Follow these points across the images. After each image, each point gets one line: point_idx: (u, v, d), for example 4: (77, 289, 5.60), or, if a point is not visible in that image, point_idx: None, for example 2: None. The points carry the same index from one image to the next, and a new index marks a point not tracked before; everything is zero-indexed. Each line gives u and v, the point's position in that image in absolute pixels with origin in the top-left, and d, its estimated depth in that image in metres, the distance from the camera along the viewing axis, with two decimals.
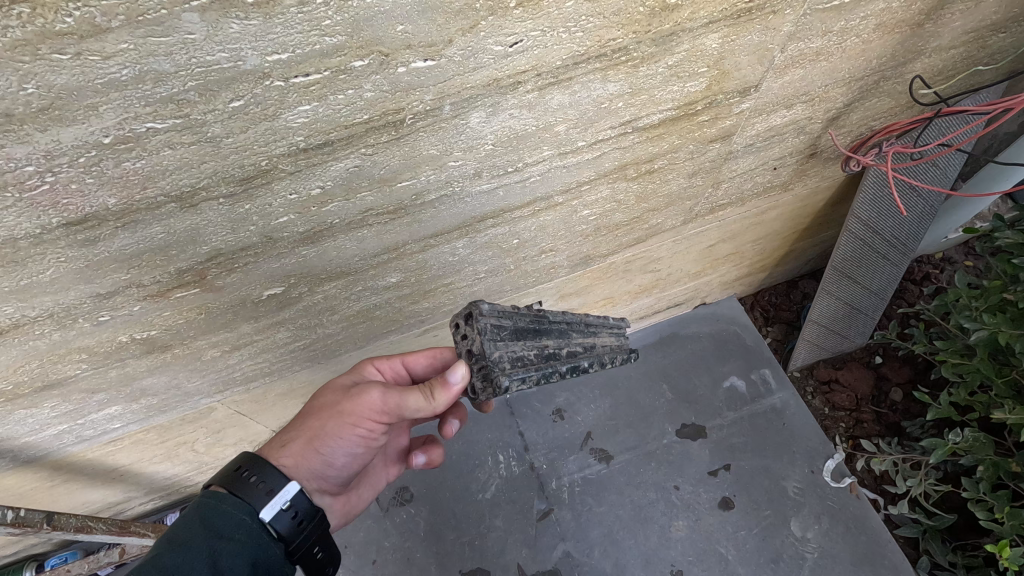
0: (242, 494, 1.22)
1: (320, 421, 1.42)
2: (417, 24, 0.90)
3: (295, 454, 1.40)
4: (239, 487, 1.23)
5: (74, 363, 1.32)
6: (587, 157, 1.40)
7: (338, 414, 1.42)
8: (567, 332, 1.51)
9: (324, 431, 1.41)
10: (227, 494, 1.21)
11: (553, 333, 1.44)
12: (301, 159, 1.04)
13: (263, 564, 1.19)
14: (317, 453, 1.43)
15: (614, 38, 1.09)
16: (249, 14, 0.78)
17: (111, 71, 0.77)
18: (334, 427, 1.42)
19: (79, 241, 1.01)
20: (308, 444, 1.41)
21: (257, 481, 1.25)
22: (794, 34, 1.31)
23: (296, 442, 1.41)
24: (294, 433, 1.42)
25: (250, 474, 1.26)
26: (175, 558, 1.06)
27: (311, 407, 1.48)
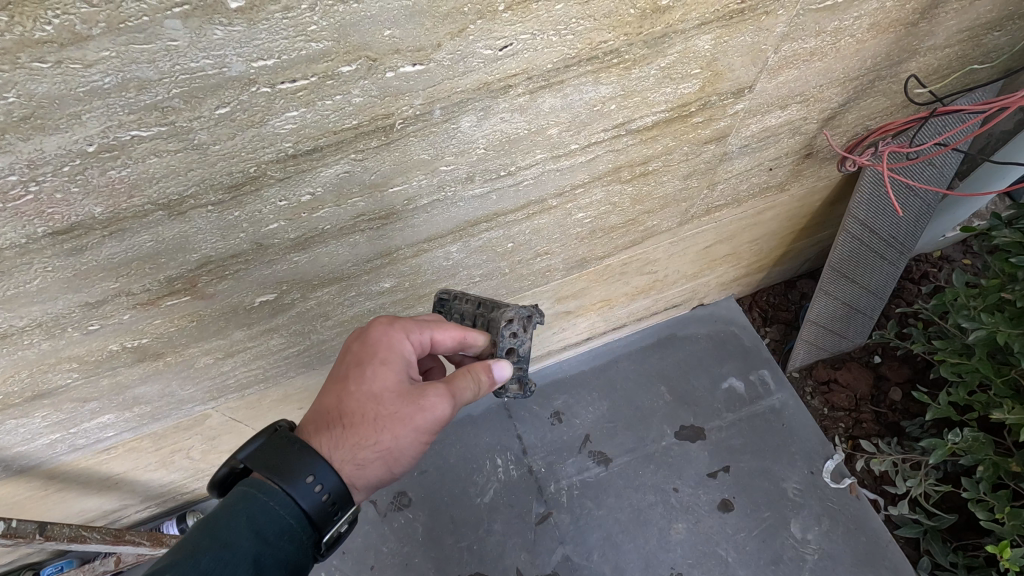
0: (295, 497, 1.13)
1: (397, 439, 1.25)
2: (405, 29, 0.89)
3: (370, 475, 1.27)
4: (293, 490, 1.13)
5: (64, 372, 1.31)
6: (581, 160, 1.39)
7: (414, 431, 1.27)
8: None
9: (397, 450, 1.27)
10: (280, 497, 1.12)
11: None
12: (291, 165, 1.03)
13: (299, 565, 1.14)
14: (389, 467, 1.30)
15: (605, 40, 1.08)
16: (232, 20, 0.77)
17: (93, 80, 0.76)
18: (407, 444, 1.27)
19: (65, 251, 1.00)
20: (381, 463, 1.27)
21: (313, 482, 1.14)
22: (787, 34, 1.30)
23: (367, 463, 1.25)
24: (369, 453, 1.24)
25: (308, 477, 1.14)
26: (212, 562, 1.01)
27: (361, 423, 1.25)
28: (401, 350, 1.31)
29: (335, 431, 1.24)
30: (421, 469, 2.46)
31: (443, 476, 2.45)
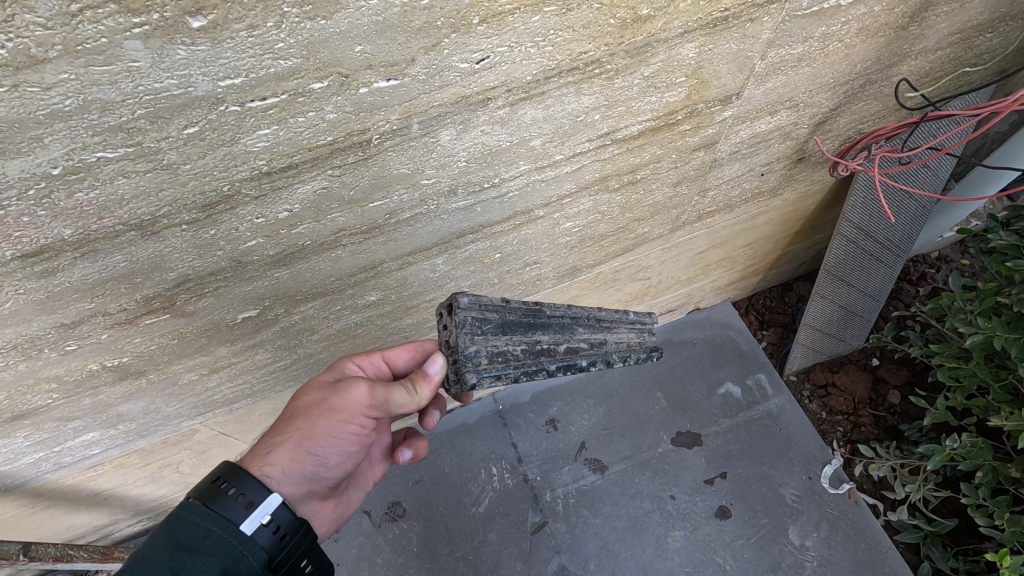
0: (216, 507, 1.08)
1: (312, 420, 1.28)
2: (376, 44, 0.87)
3: (283, 460, 1.25)
4: (214, 500, 1.09)
5: (44, 393, 1.29)
6: (566, 170, 1.37)
7: (332, 412, 1.28)
8: (571, 324, 1.40)
9: (313, 431, 1.27)
10: (199, 507, 1.07)
11: (552, 329, 1.35)
12: (266, 182, 1.01)
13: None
14: (309, 455, 1.29)
15: (585, 51, 1.06)
16: (195, 39, 0.75)
17: (53, 102, 0.74)
18: (323, 426, 1.28)
19: (36, 273, 0.98)
20: (298, 446, 1.27)
21: (234, 491, 1.11)
22: (774, 41, 1.28)
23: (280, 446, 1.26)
24: (283, 437, 1.27)
25: (225, 484, 1.12)
26: None
27: (286, 415, 1.32)
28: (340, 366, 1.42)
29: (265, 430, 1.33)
30: (415, 479, 2.44)
31: (437, 485, 2.42)
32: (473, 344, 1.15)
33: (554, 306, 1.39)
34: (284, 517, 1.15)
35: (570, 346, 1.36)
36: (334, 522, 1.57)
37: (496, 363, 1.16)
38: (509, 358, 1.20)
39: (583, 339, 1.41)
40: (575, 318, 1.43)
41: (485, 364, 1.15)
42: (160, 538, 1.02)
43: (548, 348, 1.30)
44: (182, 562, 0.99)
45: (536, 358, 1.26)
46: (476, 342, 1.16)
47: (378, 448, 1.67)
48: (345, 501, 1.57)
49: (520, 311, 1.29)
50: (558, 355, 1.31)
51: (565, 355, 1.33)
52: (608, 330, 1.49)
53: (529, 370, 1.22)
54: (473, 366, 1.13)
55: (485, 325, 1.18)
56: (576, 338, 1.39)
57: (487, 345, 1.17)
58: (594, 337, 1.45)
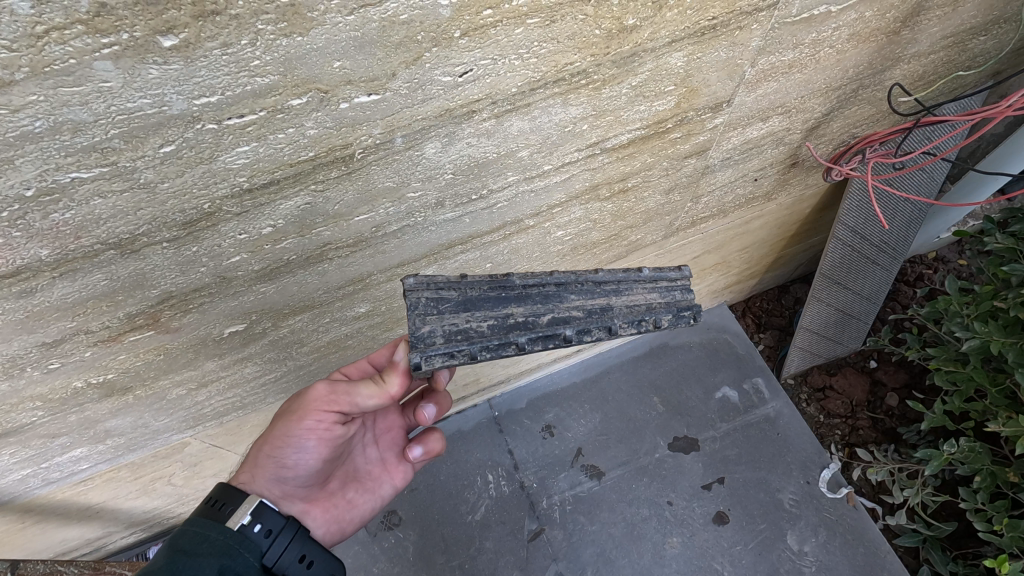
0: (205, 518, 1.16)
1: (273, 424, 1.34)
2: (356, 60, 0.85)
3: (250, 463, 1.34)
4: (204, 515, 1.17)
5: (28, 411, 1.27)
6: (556, 180, 1.36)
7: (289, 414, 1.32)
8: (558, 291, 1.22)
9: (273, 434, 1.33)
10: (195, 520, 1.14)
11: (531, 300, 1.19)
12: (247, 199, 0.99)
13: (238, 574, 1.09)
14: (270, 457, 1.33)
15: (571, 62, 1.05)
16: (167, 58, 0.73)
17: (22, 124, 0.73)
18: (280, 427, 1.32)
19: (14, 294, 0.96)
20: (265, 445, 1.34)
21: (219, 507, 1.19)
22: (764, 48, 1.26)
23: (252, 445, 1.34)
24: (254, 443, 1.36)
25: (212, 501, 1.20)
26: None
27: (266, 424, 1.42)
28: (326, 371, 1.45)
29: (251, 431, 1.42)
30: (411, 487, 2.42)
31: (433, 493, 2.40)
32: (425, 323, 1.09)
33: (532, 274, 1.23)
34: (272, 520, 1.21)
35: (556, 315, 1.18)
36: (332, 524, 1.51)
37: (452, 340, 1.08)
38: (471, 334, 1.11)
39: (576, 306, 1.21)
40: (564, 284, 1.24)
41: (440, 343, 1.08)
42: (161, 548, 1.07)
43: (525, 321, 1.15)
44: (184, 559, 1.04)
45: (507, 332, 1.13)
46: (430, 321, 1.10)
47: (390, 451, 1.62)
48: (342, 502, 1.52)
49: (485, 284, 1.19)
50: (540, 325, 1.15)
51: (548, 325, 1.16)
52: (616, 294, 1.28)
53: (492, 345, 1.10)
54: (419, 344, 1.06)
55: (442, 303, 1.13)
56: (566, 307, 1.20)
57: (442, 322, 1.10)
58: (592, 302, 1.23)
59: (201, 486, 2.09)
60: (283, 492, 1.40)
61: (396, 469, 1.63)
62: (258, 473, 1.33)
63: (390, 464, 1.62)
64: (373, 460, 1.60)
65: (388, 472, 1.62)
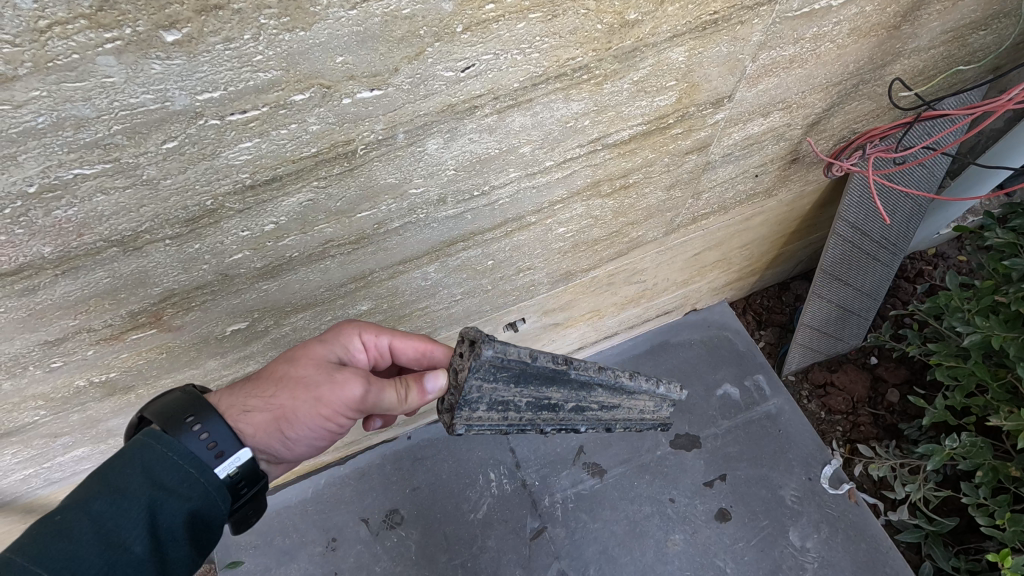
0: (190, 450, 1.06)
1: (295, 400, 1.23)
2: (358, 55, 0.85)
3: (255, 427, 1.21)
4: (185, 442, 1.06)
5: (31, 410, 1.27)
6: (557, 177, 1.36)
7: (317, 400, 1.24)
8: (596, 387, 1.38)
9: (294, 413, 1.24)
10: (176, 446, 1.05)
11: (572, 387, 1.33)
12: (249, 196, 0.99)
13: (201, 524, 1.08)
14: (281, 434, 1.25)
15: (573, 57, 1.05)
16: (170, 53, 0.73)
17: (25, 120, 0.72)
18: (304, 410, 1.24)
19: (16, 292, 0.96)
20: (276, 423, 1.23)
21: (207, 437, 1.08)
22: (765, 43, 1.26)
23: (259, 416, 1.21)
24: (263, 404, 1.23)
25: (196, 424, 1.08)
26: (105, 508, 0.97)
27: (268, 377, 1.26)
28: (346, 339, 1.32)
29: (243, 384, 1.26)
30: (413, 485, 2.42)
31: (435, 492, 2.39)
32: (478, 391, 1.19)
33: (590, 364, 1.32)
34: (248, 467, 1.14)
35: (578, 404, 1.40)
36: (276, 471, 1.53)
37: (490, 411, 1.26)
38: (507, 408, 1.28)
39: (597, 400, 1.43)
40: (604, 381, 1.37)
41: (479, 411, 1.26)
42: (134, 470, 1.01)
43: (553, 404, 1.35)
44: (160, 501, 1.00)
45: (532, 413, 1.35)
46: (483, 390, 1.20)
47: None
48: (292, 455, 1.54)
49: (546, 370, 1.23)
50: (561, 412, 1.38)
51: (566, 414, 1.40)
52: (627, 396, 1.50)
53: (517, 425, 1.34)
54: (463, 419, 1.24)
55: (501, 375, 1.19)
56: (589, 402, 1.42)
57: (491, 400, 1.23)
58: (609, 401, 1.46)
59: None
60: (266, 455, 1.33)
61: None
62: (261, 441, 1.24)
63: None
64: None
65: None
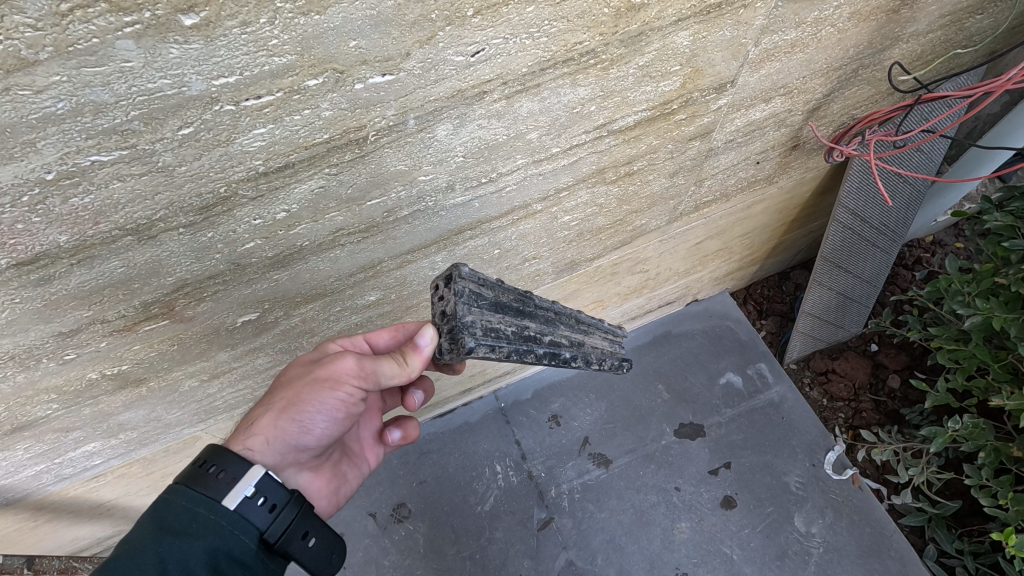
0: (199, 488, 1.06)
1: (293, 389, 1.26)
2: (371, 39, 0.86)
3: (264, 428, 1.23)
4: (193, 481, 1.07)
5: (43, 403, 1.28)
6: (563, 163, 1.37)
7: (314, 380, 1.25)
8: (555, 321, 1.42)
9: (297, 399, 1.25)
10: (187, 490, 1.05)
11: (539, 319, 1.36)
12: (263, 182, 1.00)
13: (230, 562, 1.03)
14: (292, 423, 1.25)
15: (580, 41, 1.06)
16: (188, 38, 0.74)
17: (45, 105, 0.73)
18: (306, 392, 1.25)
19: (32, 282, 0.97)
20: (282, 413, 1.24)
21: (217, 471, 1.09)
22: (767, 27, 1.28)
23: (269, 428, 1.24)
24: (266, 408, 1.26)
25: (203, 461, 1.10)
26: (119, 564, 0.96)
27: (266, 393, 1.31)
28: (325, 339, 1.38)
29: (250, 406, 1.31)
30: (419, 479, 2.42)
31: (442, 485, 2.40)
32: (470, 312, 1.14)
33: (541, 298, 1.40)
34: (269, 491, 1.12)
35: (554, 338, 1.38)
36: (327, 495, 1.48)
37: (488, 335, 1.15)
38: (501, 334, 1.18)
39: (563, 336, 1.43)
40: (559, 316, 1.45)
41: (480, 334, 1.14)
42: (148, 523, 1.01)
43: (535, 333, 1.31)
44: (172, 549, 0.98)
45: (524, 341, 1.26)
46: (473, 312, 1.14)
47: (370, 428, 1.62)
48: (337, 476, 1.50)
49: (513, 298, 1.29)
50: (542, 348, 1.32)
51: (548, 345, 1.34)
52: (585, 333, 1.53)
53: (518, 350, 1.22)
54: (471, 333, 1.12)
55: (481, 298, 1.19)
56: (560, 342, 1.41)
57: (482, 320, 1.16)
58: (574, 340, 1.46)
59: None
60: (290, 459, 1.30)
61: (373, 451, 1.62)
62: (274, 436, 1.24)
63: (368, 445, 1.61)
64: (357, 438, 1.58)
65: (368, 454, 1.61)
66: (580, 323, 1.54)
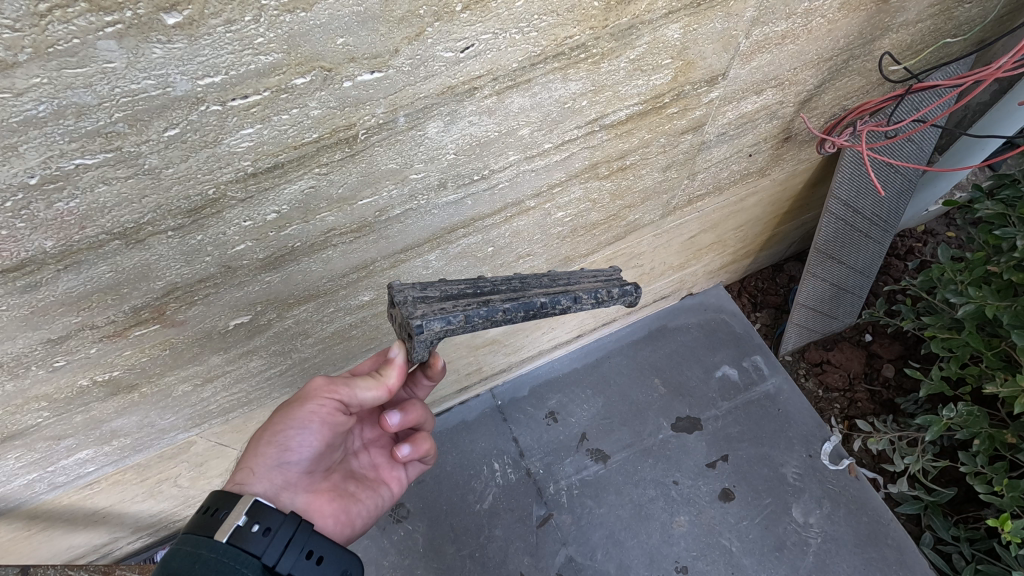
0: (198, 533, 1.04)
1: (274, 418, 1.31)
2: (359, 36, 0.85)
3: (250, 456, 1.27)
4: (195, 529, 1.05)
5: (34, 412, 1.26)
6: (556, 159, 1.36)
7: (290, 404, 1.30)
8: (524, 288, 1.30)
9: (277, 423, 1.29)
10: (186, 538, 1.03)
11: (501, 292, 1.26)
12: (252, 183, 0.99)
13: None
14: (274, 445, 1.27)
15: (571, 35, 1.05)
16: (171, 37, 0.72)
17: (26, 108, 0.71)
18: (284, 415, 1.29)
19: (19, 289, 0.95)
20: (264, 439, 1.28)
21: (216, 513, 1.08)
22: (758, 18, 1.27)
23: (253, 458, 1.26)
24: (252, 440, 1.30)
25: (204, 509, 1.09)
26: None
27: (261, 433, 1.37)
28: None
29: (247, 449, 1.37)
30: (417, 479, 2.41)
31: (440, 484, 2.40)
32: (416, 308, 1.09)
33: (494, 279, 1.37)
34: (268, 517, 1.09)
35: (527, 293, 1.24)
36: (339, 521, 1.39)
37: (443, 312, 1.06)
38: (457, 308, 1.09)
39: (541, 293, 1.27)
40: (527, 284, 1.35)
41: (431, 315, 1.05)
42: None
43: (501, 298, 1.18)
44: None
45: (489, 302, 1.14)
46: (420, 307, 1.10)
47: (381, 454, 1.56)
48: (346, 500, 1.42)
49: (465, 290, 1.25)
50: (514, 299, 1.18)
51: (524, 297, 1.19)
52: (570, 284, 1.37)
53: (482, 310, 1.09)
54: (416, 316, 1.04)
55: (427, 298, 1.16)
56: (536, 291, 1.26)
57: (432, 309, 1.09)
58: (555, 291, 1.29)
59: (207, 486, 2.08)
60: (284, 482, 1.29)
61: (390, 475, 1.55)
62: (259, 460, 1.26)
63: (383, 468, 1.55)
64: (368, 466, 1.52)
65: (384, 478, 1.54)
66: (559, 282, 1.40)
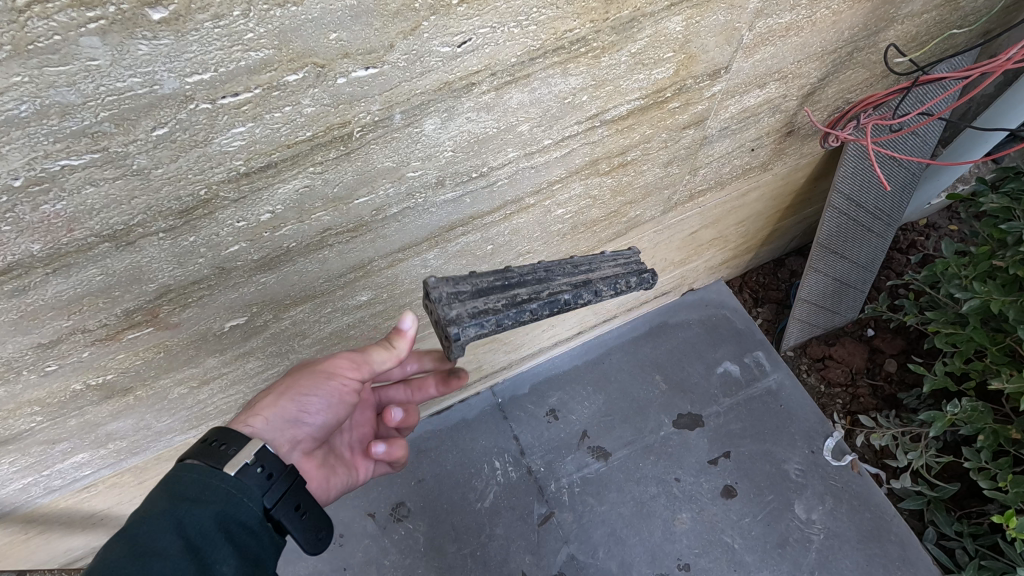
0: (208, 460, 1.04)
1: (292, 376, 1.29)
2: (352, 31, 0.83)
3: (263, 407, 1.23)
4: (202, 456, 1.04)
5: (27, 417, 1.24)
6: (556, 155, 1.33)
7: (313, 368, 1.29)
8: (550, 276, 1.30)
9: (298, 380, 1.27)
10: (190, 465, 1.03)
11: (530, 281, 1.26)
12: (244, 183, 0.96)
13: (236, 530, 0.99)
14: (292, 402, 1.25)
15: (570, 29, 1.03)
16: (157, 33, 0.70)
17: (7, 109, 0.69)
18: (305, 374, 1.27)
19: (6, 293, 0.93)
20: (283, 394, 1.25)
21: (224, 447, 1.07)
22: (761, 11, 1.24)
23: (266, 408, 1.23)
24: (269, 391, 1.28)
25: (213, 441, 1.08)
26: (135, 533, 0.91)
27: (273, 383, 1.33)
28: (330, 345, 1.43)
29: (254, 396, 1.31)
30: (418, 477, 2.40)
31: (441, 482, 2.38)
32: (452, 308, 1.11)
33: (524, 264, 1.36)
34: (274, 460, 1.10)
35: (552, 288, 1.24)
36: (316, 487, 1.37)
37: (477, 315, 1.10)
38: (491, 312, 1.12)
39: (564, 284, 1.28)
40: (551, 266, 1.33)
41: (466, 319, 1.09)
42: (158, 494, 0.97)
43: (529, 295, 1.20)
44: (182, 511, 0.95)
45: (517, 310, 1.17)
46: (455, 306, 1.11)
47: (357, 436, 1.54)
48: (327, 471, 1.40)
49: (494, 275, 1.25)
50: (542, 302, 1.20)
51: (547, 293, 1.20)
52: (592, 268, 1.35)
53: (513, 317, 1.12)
54: (454, 322, 1.07)
55: (461, 292, 1.16)
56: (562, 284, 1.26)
57: (466, 308, 1.11)
58: (578, 278, 1.29)
59: None
60: (289, 441, 1.26)
61: (361, 464, 1.53)
62: (273, 416, 1.23)
63: (356, 454, 1.53)
64: (345, 446, 1.50)
65: (355, 464, 1.52)
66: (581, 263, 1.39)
